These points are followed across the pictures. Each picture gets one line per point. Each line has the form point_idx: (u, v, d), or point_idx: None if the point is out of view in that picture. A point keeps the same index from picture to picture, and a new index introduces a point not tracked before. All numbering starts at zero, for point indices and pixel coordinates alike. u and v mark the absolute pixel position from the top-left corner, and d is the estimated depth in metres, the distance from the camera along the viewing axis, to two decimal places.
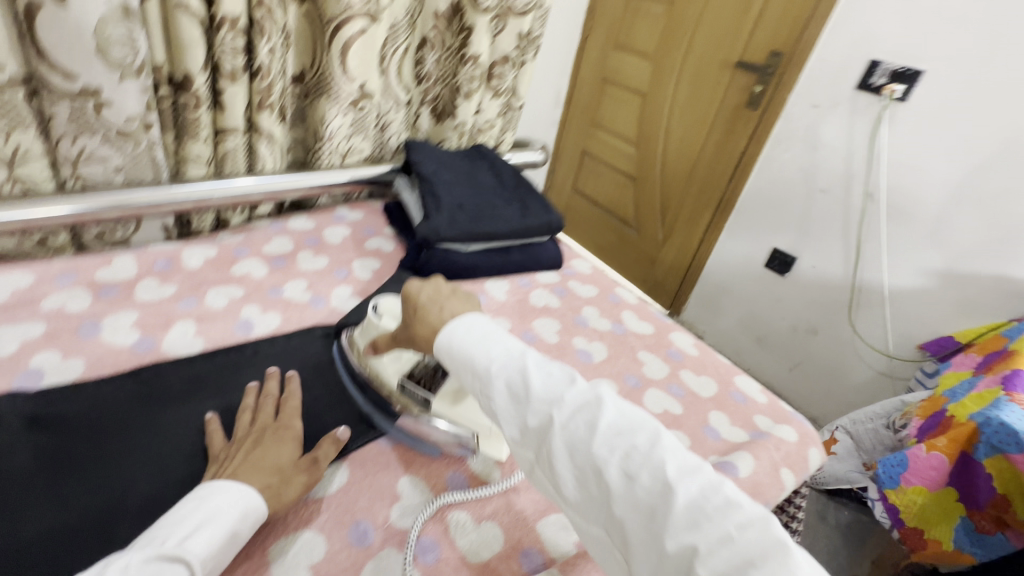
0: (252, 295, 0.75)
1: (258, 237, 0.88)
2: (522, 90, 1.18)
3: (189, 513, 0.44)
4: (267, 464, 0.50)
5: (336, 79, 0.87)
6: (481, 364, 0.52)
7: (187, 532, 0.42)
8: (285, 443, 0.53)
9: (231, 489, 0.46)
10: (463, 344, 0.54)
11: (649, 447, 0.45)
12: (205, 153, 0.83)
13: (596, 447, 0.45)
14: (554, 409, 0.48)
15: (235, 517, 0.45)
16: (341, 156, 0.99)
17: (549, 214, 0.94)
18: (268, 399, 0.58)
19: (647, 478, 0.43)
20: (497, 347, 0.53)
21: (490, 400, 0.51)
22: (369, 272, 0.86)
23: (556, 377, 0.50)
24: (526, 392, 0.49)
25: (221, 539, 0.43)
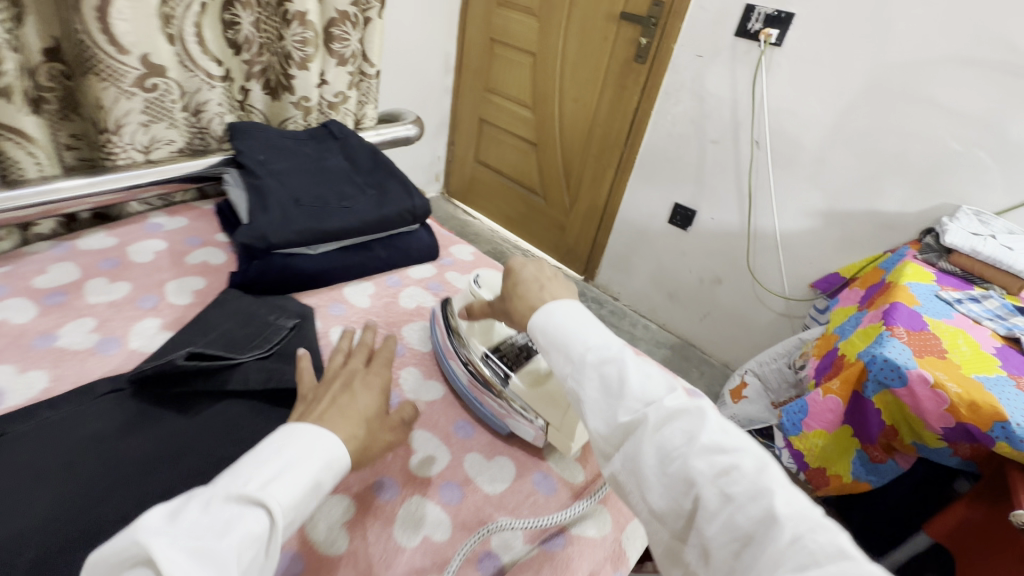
0: (6, 350, 0.56)
1: (28, 267, 0.68)
2: (374, 56, 1.02)
3: (271, 456, 0.40)
4: (354, 411, 0.48)
5: (102, 50, 0.67)
6: (576, 351, 0.48)
7: (273, 474, 0.38)
8: (371, 392, 0.52)
9: (319, 435, 0.43)
10: (557, 330, 0.50)
11: (756, 473, 0.39)
12: None
13: (694, 460, 0.40)
14: (651, 403, 0.44)
15: (320, 465, 0.41)
16: (144, 150, 0.79)
17: (412, 198, 0.81)
18: (361, 348, 0.58)
19: (753, 510, 0.38)
20: (595, 335, 0.49)
21: (579, 388, 0.47)
22: (189, 295, 0.69)
23: (655, 381, 0.46)
24: (620, 383, 0.45)
25: (302, 489, 0.39)
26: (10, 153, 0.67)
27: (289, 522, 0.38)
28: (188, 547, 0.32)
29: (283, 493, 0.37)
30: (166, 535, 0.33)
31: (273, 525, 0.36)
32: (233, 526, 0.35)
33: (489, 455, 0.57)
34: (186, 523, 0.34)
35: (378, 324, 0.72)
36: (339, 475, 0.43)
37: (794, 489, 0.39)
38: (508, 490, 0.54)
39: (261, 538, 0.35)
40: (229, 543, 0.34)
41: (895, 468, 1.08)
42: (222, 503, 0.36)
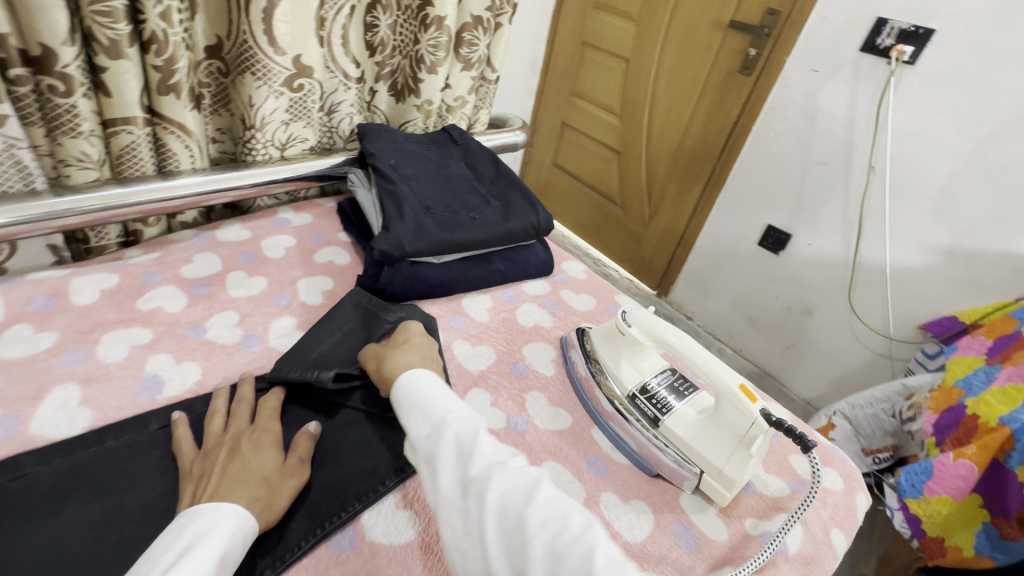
0: (161, 338, 0.58)
1: (175, 255, 0.70)
2: (497, 61, 1.00)
3: (169, 545, 0.37)
4: (251, 476, 0.44)
5: (261, 51, 0.68)
6: (436, 414, 0.49)
7: (170, 561, 0.36)
8: (263, 449, 0.47)
9: (216, 509, 0.40)
10: (421, 390, 0.51)
11: (583, 530, 0.41)
12: (93, 152, 0.64)
13: (528, 517, 0.41)
14: (501, 463, 0.45)
15: (224, 537, 0.39)
16: (280, 147, 0.81)
17: (536, 213, 0.79)
18: (242, 402, 0.51)
19: (574, 562, 0.39)
20: (457, 402, 0.51)
21: (436, 449, 0.47)
22: (320, 296, 0.70)
23: (504, 447, 0.48)
24: (474, 447, 0.46)
25: (213, 562, 0.37)
26: (168, 145, 0.70)
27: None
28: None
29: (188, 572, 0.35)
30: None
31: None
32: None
33: (625, 497, 0.54)
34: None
35: (498, 341, 0.70)
36: (248, 543, 0.40)
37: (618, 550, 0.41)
38: (648, 541, 0.50)
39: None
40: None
41: None
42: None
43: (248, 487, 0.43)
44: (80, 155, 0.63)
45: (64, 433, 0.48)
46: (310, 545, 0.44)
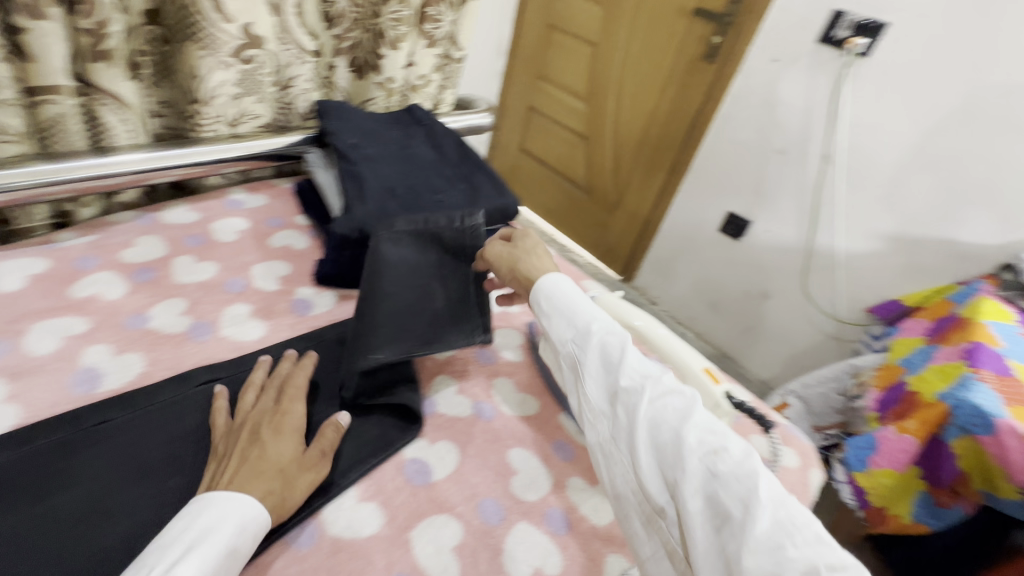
0: (99, 328, 0.54)
1: (114, 238, 0.65)
2: (463, 39, 0.97)
3: (177, 536, 0.37)
4: (270, 464, 0.43)
5: (206, 18, 0.63)
6: (580, 324, 0.52)
7: (178, 555, 0.36)
8: (284, 437, 0.46)
9: (225, 501, 0.39)
10: (562, 304, 0.55)
11: (743, 457, 0.42)
12: (13, 123, 0.58)
13: (685, 436, 0.43)
14: (649, 378, 0.48)
15: (231, 531, 0.38)
16: (231, 124, 0.76)
17: (503, 197, 0.77)
18: (271, 383, 0.51)
19: (732, 486, 0.40)
20: (601, 315, 0.54)
21: (582, 359, 0.50)
22: (277, 281, 0.67)
23: (649, 365, 0.50)
24: (617, 360, 0.49)
25: (215, 561, 0.36)
26: (103, 118, 0.64)
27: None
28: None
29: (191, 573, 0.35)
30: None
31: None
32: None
33: (592, 481, 0.54)
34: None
35: None
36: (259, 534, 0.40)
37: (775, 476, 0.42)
38: (614, 524, 0.51)
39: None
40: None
41: (960, 514, 1.04)
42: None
43: (263, 477, 0.42)
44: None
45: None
46: (266, 542, 0.42)
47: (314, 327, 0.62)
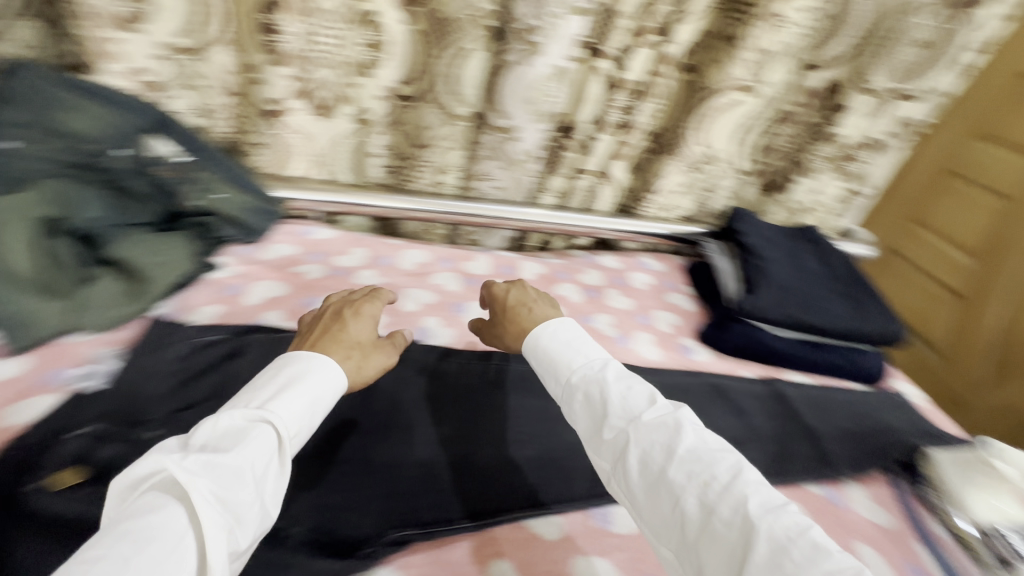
0: (569, 317, 0.84)
1: (575, 265, 0.98)
2: (872, 178, 1.06)
3: (264, 382, 0.48)
4: (348, 339, 0.57)
5: (685, 143, 0.93)
6: (563, 375, 0.54)
7: (271, 398, 0.46)
8: (363, 322, 0.60)
9: (311, 359, 0.51)
10: (548, 352, 0.57)
11: (732, 483, 0.41)
12: (560, 187, 0.97)
13: (671, 473, 0.43)
14: (614, 418, 0.48)
15: (312, 388, 0.48)
16: (662, 210, 1.05)
17: (888, 323, 0.81)
18: (365, 293, 0.66)
19: (727, 513, 0.40)
20: (580, 358, 0.55)
21: (572, 407, 0.52)
22: (670, 327, 0.87)
23: (636, 393, 0.50)
24: (599, 410, 0.49)
25: (299, 404, 0.46)
26: (600, 191, 0.99)
27: (297, 434, 0.45)
28: (203, 463, 0.39)
29: (283, 408, 0.45)
30: (182, 454, 0.39)
31: (282, 435, 0.43)
32: (243, 437, 0.42)
33: None
34: (194, 446, 0.40)
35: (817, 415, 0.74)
36: (333, 397, 0.51)
37: (771, 489, 0.41)
38: None
39: (273, 448, 0.43)
40: (240, 449, 0.41)
41: None
42: (230, 420, 0.43)
43: (341, 347, 0.56)
44: (552, 187, 0.96)
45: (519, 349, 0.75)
46: None
47: (696, 370, 0.80)
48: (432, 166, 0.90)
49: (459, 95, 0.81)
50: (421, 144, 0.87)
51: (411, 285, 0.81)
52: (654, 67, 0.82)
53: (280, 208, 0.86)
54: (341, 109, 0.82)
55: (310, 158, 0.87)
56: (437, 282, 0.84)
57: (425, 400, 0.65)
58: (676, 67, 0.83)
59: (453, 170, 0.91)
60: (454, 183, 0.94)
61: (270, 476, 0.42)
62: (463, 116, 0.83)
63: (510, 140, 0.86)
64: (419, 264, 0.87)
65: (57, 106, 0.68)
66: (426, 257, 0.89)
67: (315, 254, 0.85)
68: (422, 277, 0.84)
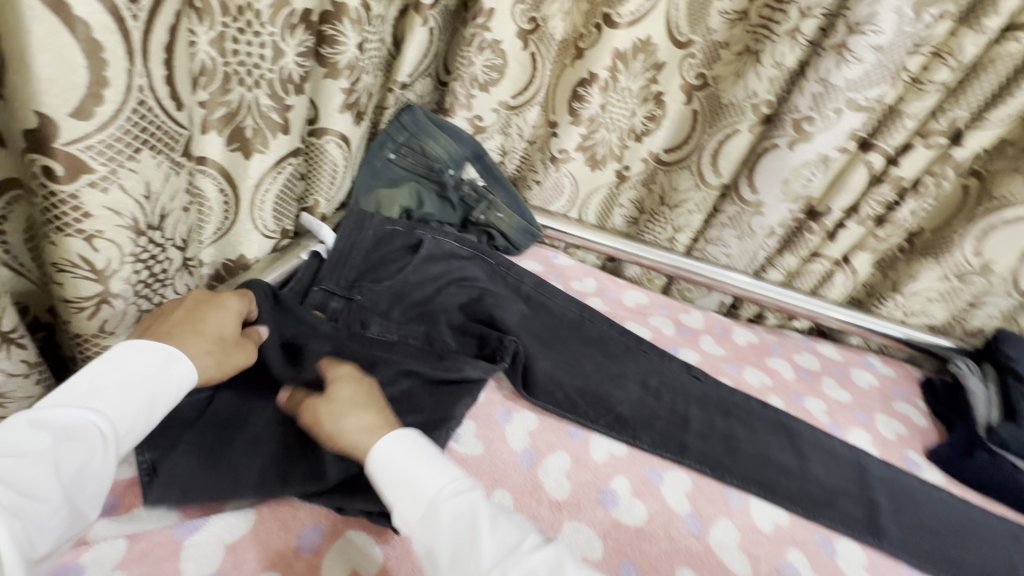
0: (777, 388, 0.84)
1: (789, 343, 0.97)
2: None
3: (107, 370, 0.47)
4: (212, 330, 0.54)
5: (956, 250, 0.87)
6: (428, 491, 0.49)
7: (108, 389, 0.46)
8: (224, 312, 0.57)
9: (157, 348, 0.49)
10: (395, 469, 0.50)
11: None
12: (791, 265, 0.98)
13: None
14: (487, 556, 0.46)
15: (157, 384, 0.48)
16: (905, 313, 0.97)
17: None
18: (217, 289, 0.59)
19: None
20: (442, 475, 0.50)
21: (434, 537, 0.47)
22: (894, 434, 0.81)
23: (513, 522, 0.49)
24: (472, 553, 0.46)
25: (138, 396, 0.47)
26: (834, 278, 0.97)
27: (124, 432, 0.46)
28: (3, 468, 0.39)
29: (112, 405, 0.45)
30: None
31: (109, 439, 0.44)
32: (66, 442, 0.42)
33: None
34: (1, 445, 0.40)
35: None
36: (179, 392, 0.50)
37: None
38: None
39: (94, 451, 0.43)
40: (49, 455, 0.41)
41: None
42: (50, 417, 0.43)
43: (201, 340, 0.53)
44: (782, 264, 0.98)
45: (730, 398, 0.78)
46: None
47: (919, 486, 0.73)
48: (669, 224, 1.01)
49: (715, 166, 0.91)
50: (667, 203, 1.00)
51: (633, 320, 0.92)
52: (930, 169, 0.82)
53: (540, 233, 1.04)
54: (609, 165, 0.99)
55: (570, 200, 1.06)
56: (655, 323, 0.93)
57: (530, 318, 0.81)
58: (959, 172, 0.81)
59: (688, 230, 1.01)
60: (684, 241, 1.03)
61: (87, 476, 0.43)
62: (713, 186, 0.93)
63: (751, 214, 0.93)
64: (639, 303, 0.98)
65: (424, 134, 0.95)
66: (645, 298, 0.99)
67: (555, 274, 1.01)
68: (641, 315, 0.94)
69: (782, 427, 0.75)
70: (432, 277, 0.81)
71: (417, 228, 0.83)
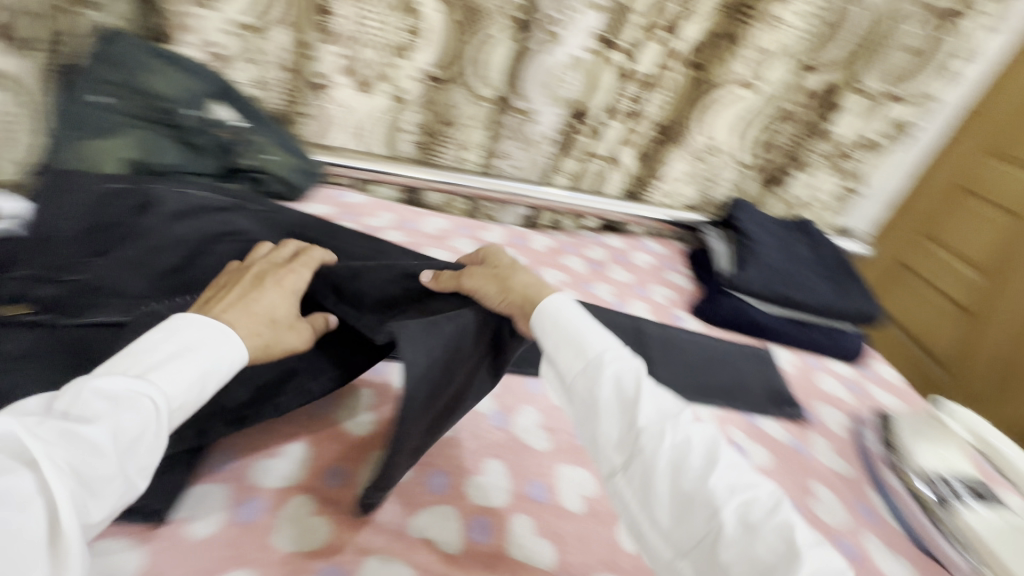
0: (571, 282, 0.92)
1: (582, 241, 1.06)
2: (867, 177, 1.12)
3: (160, 342, 0.44)
4: (261, 312, 0.51)
5: (691, 133, 1.01)
6: (591, 350, 0.49)
7: (158, 361, 0.42)
8: (276, 293, 0.54)
9: (205, 327, 0.46)
10: (564, 325, 0.51)
11: (772, 501, 0.41)
12: (572, 168, 1.05)
13: (713, 481, 0.41)
14: (647, 413, 0.45)
15: (208, 354, 0.45)
16: (666, 197, 1.11)
17: (867, 303, 0.91)
18: (269, 260, 0.58)
19: (771, 538, 0.38)
20: (605, 339, 0.50)
21: (591, 390, 0.47)
22: (664, 299, 0.95)
23: (664, 393, 0.47)
24: (633, 408, 0.45)
25: (187, 372, 0.43)
26: (609, 176, 1.07)
27: (177, 407, 0.41)
28: (64, 434, 0.35)
29: (163, 378, 0.41)
30: (41, 423, 0.35)
31: (163, 409, 0.40)
32: (122, 409, 0.38)
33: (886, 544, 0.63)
34: (60, 410, 0.37)
35: (795, 389, 0.82)
36: (231, 368, 0.46)
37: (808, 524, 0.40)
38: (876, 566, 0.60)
39: (149, 419, 0.39)
40: (110, 423, 0.37)
41: None
42: (107, 386, 0.38)
43: (249, 320, 0.50)
44: (565, 168, 1.04)
45: None
46: None
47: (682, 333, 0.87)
48: (455, 143, 1.00)
49: (484, 77, 0.91)
50: (450, 122, 0.98)
51: (432, 245, 0.91)
52: (660, 63, 0.92)
53: (320, 172, 0.94)
54: (379, 87, 0.93)
55: (348, 132, 0.98)
56: (456, 244, 0.94)
57: None
58: (683, 63, 0.92)
59: (476, 147, 1.01)
60: (475, 160, 1.03)
61: (143, 449, 0.39)
62: (487, 98, 0.94)
63: (527, 122, 0.97)
64: (439, 229, 0.97)
65: (140, 68, 0.78)
66: (445, 223, 0.99)
67: (347, 214, 0.94)
68: (442, 240, 0.94)
69: None
70: (174, 236, 0.67)
71: (148, 183, 0.71)
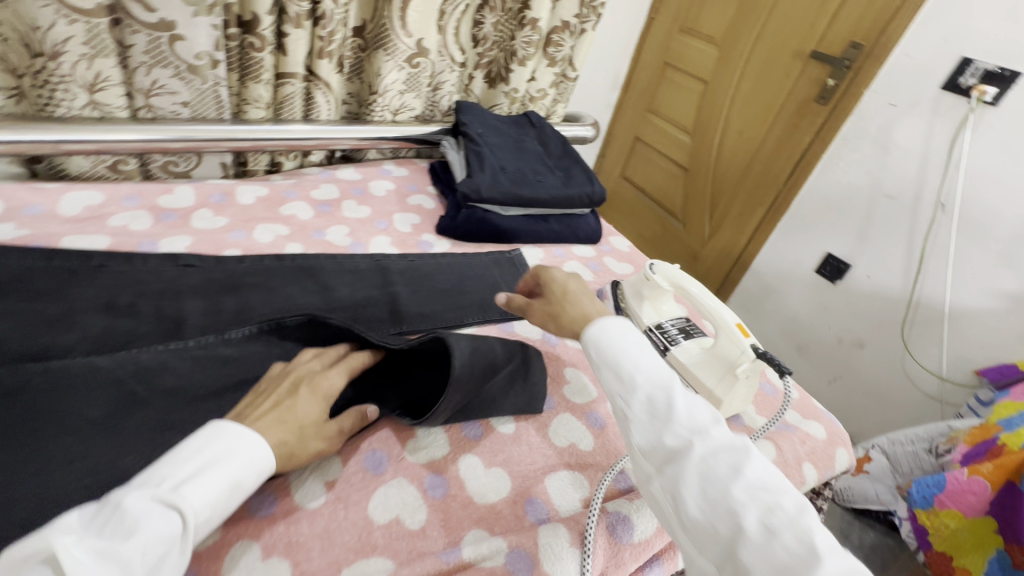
0: (295, 234, 0.78)
1: (306, 181, 0.90)
2: (578, 62, 1.17)
3: (189, 452, 0.37)
4: (293, 419, 0.44)
5: (394, 34, 0.88)
6: (624, 368, 0.44)
7: (190, 473, 0.36)
8: (307, 402, 0.46)
9: (246, 438, 0.39)
10: (607, 346, 0.46)
11: (797, 511, 0.36)
12: (266, 96, 0.85)
13: (737, 490, 0.36)
14: (679, 424, 0.40)
15: (240, 465, 0.38)
16: (393, 112, 1.00)
17: (592, 186, 0.96)
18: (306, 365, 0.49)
19: (791, 543, 0.34)
20: (646, 355, 0.45)
21: (624, 407, 0.43)
22: (409, 227, 0.88)
23: (698, 404, 0.42)
24: (664, 424, 0.41)
25: (221, 488, 0.36)
26: (317, 100, 0.90)
27: (204, 521, 0.35)
28: (95, 552, 0.30)
29: (193, 494, 0.35)
30: (78, 538, 0.30)
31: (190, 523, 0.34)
32: (149, 522, 0.32)
33: None
34: (101, 517, 0.31)
35: None
36: (263, 478, 0.40)
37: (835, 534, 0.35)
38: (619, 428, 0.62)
39: (171, 538, 0.33)
40: (143, 535, 0.31)
41: None
42: (134, 501, 0.32)
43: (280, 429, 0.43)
44: (257, 97, 0.85)
45: (238, 270, 0.67)
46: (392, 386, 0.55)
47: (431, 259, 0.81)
48: (69, 83, 0.71)
49: None
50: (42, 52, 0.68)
51: (73, 232, 0.66)
52: None
53: None
54: None
55: None
56: (119, 223, 0.70)
57: None
58: None
59: (113, 85, 0.74)
60: (119, 102, 0.76)
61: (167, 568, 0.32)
62: (90, 10, 0.67)
63: (171, 40, 0.73)
64: (89, 207, 0.72)
65: None
66: (100, 197, 0.73)
67: None
68: (93, 221, 0.69)
69: (303, 270, 0.70)
70: None
71: None
